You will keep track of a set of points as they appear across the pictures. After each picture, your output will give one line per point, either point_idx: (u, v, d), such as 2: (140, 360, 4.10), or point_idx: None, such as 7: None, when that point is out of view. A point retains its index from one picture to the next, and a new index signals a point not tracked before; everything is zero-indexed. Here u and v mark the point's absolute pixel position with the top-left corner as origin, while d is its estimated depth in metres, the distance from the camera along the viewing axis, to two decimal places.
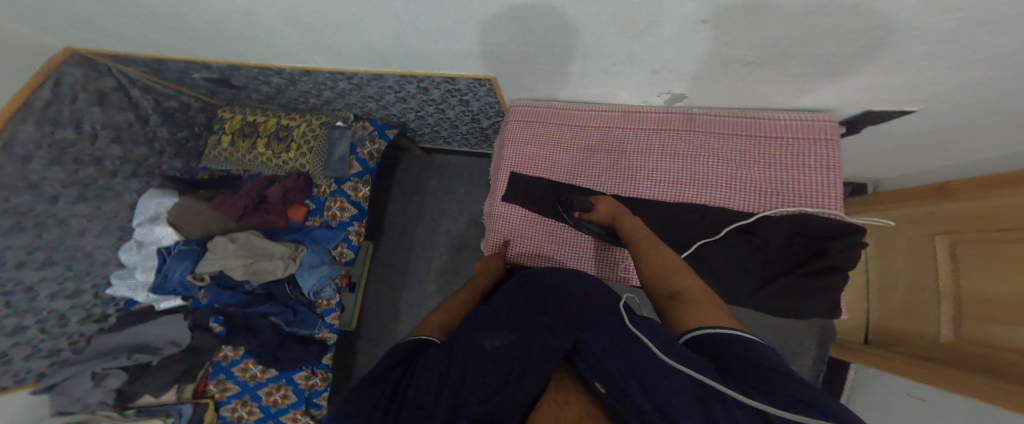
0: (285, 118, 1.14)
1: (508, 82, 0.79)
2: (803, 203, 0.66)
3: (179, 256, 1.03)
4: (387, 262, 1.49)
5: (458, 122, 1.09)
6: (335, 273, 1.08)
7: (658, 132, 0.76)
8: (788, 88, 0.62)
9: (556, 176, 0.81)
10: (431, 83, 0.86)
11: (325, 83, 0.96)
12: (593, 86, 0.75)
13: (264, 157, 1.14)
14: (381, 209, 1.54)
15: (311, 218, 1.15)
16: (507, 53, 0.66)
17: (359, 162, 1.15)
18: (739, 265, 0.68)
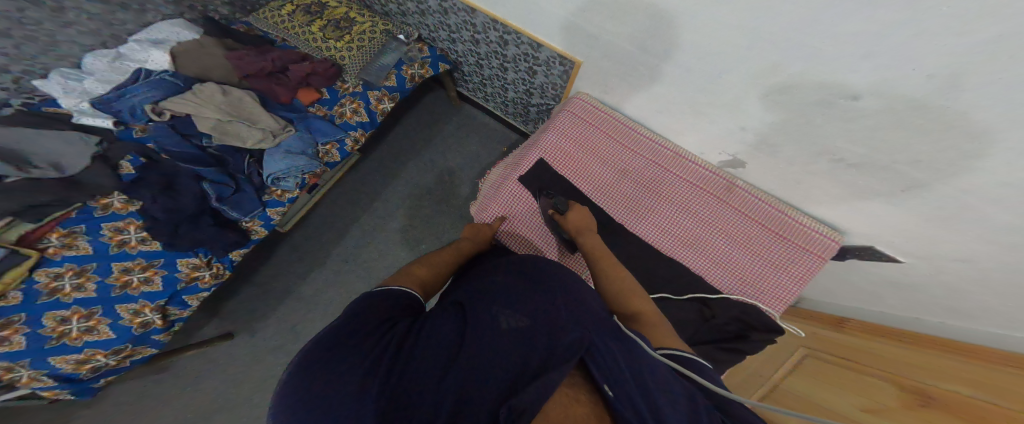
0: (356, 13, 1.13)
1: (590, 74, 0.77)
2: (769, 305, 0.67)
3: (153, 83, 0.90)
4: (358, 183, 1.36)
5: (511, 91, 1.06)
6: (308, 168, 0.95)
7: (689, 184, 0.74)
8: (832, 198, 0.63)
9: (576, 179, 0.79)
10: (514, 42, 0.84)
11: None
12: (663, 112, 0.73)
13: (309, 36, 1.08)
14: (383, 130, 1.43)
15: (317, 106, 1.03)
16: (609, 45, 0.67)
17: (397, 79, 1.08)
18: (688, 325, 0.68)
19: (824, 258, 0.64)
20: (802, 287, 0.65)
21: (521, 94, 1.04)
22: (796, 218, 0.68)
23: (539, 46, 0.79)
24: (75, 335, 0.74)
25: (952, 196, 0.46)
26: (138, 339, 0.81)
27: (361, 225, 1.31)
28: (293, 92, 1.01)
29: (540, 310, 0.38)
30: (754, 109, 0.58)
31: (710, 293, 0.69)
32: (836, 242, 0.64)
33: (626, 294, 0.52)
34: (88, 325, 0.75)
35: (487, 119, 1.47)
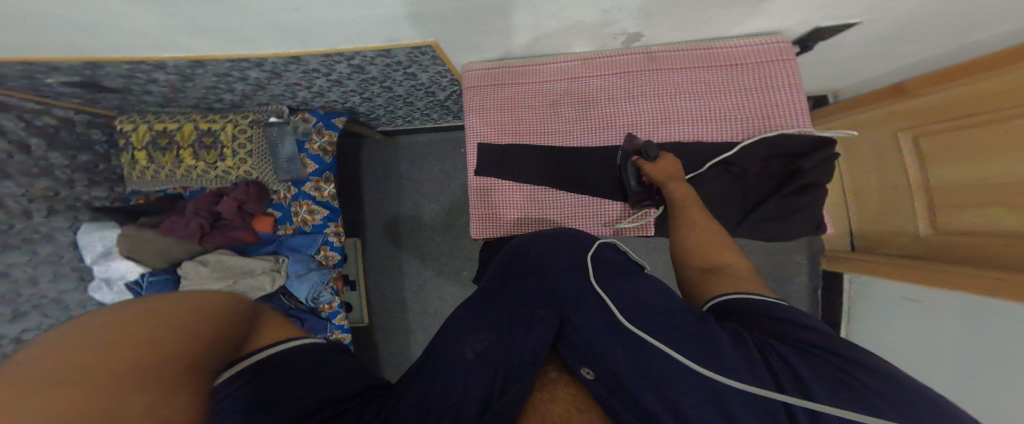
0: (203, 121, 1.02)
1: (456, 45, 0.66)
2: (793, 125, 0.71)
3: (156, 286, 0.99)
4: (376, 253, 1.49)
5: (401, 99, 0.97)
6: (326, 277, 1.13)
7: (622, 76, 0.75)
8: (738, 7, 0.58)
9: (526, 141, 0.79)
10: (362, 60, 0.66)
11: (224, 85, 0.78)
12: (546, 38, 0.70)
13: (195, 171, 1.03)
14: (356, 199, 1.49)
15: (280, 227, 1.14)
16: (441, 13, 0.52)
17: (312, 159, 1.10)
18: (719, 197, 0.74)
19: (790, 58, 0.69)
20: (793, 91, 0.70)
21: (414, 96, 0.94)
22: (731, 45, 0.71)
23: (387, 51, 0.62)
24: None
25: None
26: None
27: (409, 278, 1.46)
28: (251, 229, 1.10)
29: (511, 329, 0.45)
30: None
31: (728, 151, 0.72)
32: (787, 42, 0.68)
33: (711, 238, 0.61)
34: None
35: (425, 136, 1.46)
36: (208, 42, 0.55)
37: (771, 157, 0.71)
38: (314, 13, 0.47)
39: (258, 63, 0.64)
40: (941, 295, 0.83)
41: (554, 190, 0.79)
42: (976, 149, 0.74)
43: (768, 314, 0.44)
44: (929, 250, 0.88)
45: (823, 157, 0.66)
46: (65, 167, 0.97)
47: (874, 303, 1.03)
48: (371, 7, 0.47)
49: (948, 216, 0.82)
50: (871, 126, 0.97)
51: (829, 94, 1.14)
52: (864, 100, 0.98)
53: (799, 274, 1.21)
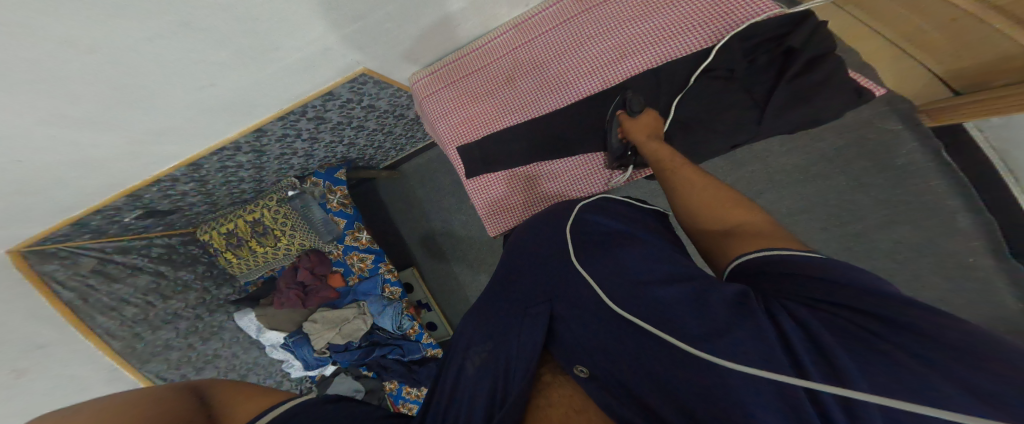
0: (249, 213, 1.14)
1: (385, 64, 0.69)
2: (757, 11, 0.64)
3: (299, 342, 1.20)
4: (434, 273, 1.56)
5: (378, 132, 1.02)
6: (400, 308, 1.25)
7: (560, 27, 0.73)
8: None
9: (495, 125, 0.77)
10: (315, 110, 0.72)
11: (232, 176, 0.87)
12: (471, 18, 0.71)
13: (269, 255, 1.17)
14: (394, 234, 1.59)
15: (349, 277, 1.27)
16: (364, 32, 0.56)
17: (340, 216, 1.20)
18: (728, 104, 0.66)
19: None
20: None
21: (387, 125, 1.00)
22: None
23: (330, 93, 0.68)
24: None
25: None
26: None
27: (468, 284, 1.52)
28: (329, 286, 1.24)
29: (507, 338, 0.45)
30: None
31: (705, 57, 0.65)
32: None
33: (723, 207, 0.49)
34: None
35: (423, 157, 1.52)
36: (183, 144, 0.63)
37: (752, 49, 0.64)
38: (266, 66, 0.52)
39: (237, 145, 0.72)
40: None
41: (547, 162, 0.77)
42: None
43: (794, 273, 0.33)
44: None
45: (813, 27, 0.60)
46: (197, 279, 1.12)
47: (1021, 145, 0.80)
48: (271, 61, 0.52)
49: None
50: None
51: None
52: None
53: (903, 142, 0.96)
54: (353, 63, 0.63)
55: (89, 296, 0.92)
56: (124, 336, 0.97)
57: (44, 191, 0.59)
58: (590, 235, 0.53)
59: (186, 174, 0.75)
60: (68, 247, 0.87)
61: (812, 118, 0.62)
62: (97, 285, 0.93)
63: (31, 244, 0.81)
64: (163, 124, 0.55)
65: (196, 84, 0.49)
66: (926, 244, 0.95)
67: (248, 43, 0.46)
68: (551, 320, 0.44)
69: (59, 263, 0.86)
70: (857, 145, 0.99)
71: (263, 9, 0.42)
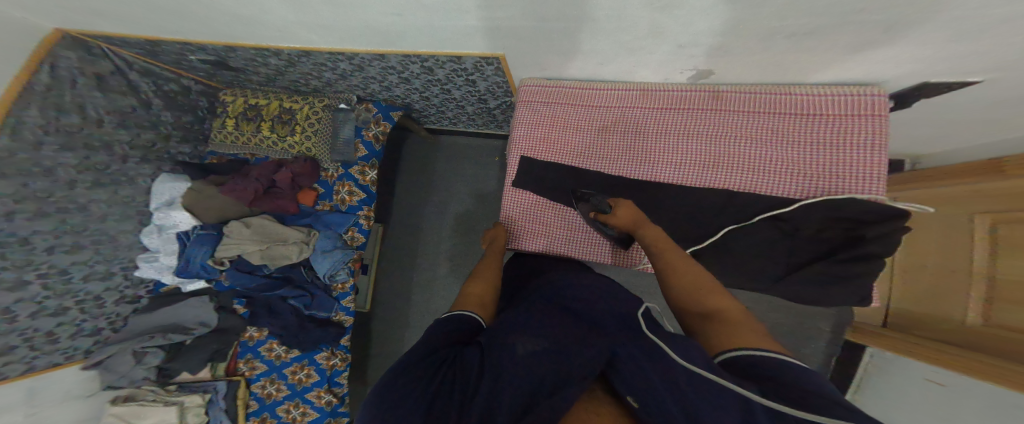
0: (288, 101, 1.09)
1: (518, 61, 0.68)
2: (866, 190, 0.63)
3: (202, 238, 1.06)
4: (397, 241, 1.54)
5: (452, 102, 1.01)
6: (348, 258, 1.16)
7: (678, 112, 0.72)
8: (826, 58, 0.58)
9: (569, 159, 0.78)
10: (433, 63, 0.71)
11: (308, 70, 0.85)
12: (601, 64, 0.70)
13: (269, 142, 1.10)
14: (391, 188, 1.55)
15: (321, 202, 1.19)
16: (516, 30, 0.55)
17: (365, 146, 1.16)
18: (769, 251, 0.68)
19: (881, 114, 0.61)
20: (872, 155, 0.63)
21: (466, 101, 0.98)
22: (801, 93, 0.66)
23: (458, 57, 0.67)
24: (298, 418, 1.13)
25: (922, 29, 0.45)
26: (334, 383, 1.17)
27: (423, 270, 1.50)
28: (296, 201, 1.14)
29: (569, 352, 0.39)
30: (686, 25, 0.51)
31: (781, 206, 0.66)
32: (884, 96, 0.60)
33: (709, 292, 0.50)
34: (300, 411, 1.13)
35: (463, 139, 1.50)
36: (293, 23, 0.61)
37: (828, 219, 0.64)
38: (410, 20, 0.54)
39: (349, 55, 0.72)
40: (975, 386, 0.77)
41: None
42: None
43: (779, 372, 0.36)
44: (969, 341, 0.85)
45: (894, 229, 0.58)
46: (170, 123, 1.09)
47: (893, 382, 1.01)
48: (447, 15, 0.52)
49: (998, 313, 0.79)
50: (945, 202, 0.96)
51: (907, 159, 1.13)
52: (945, 174, 0.97)
53: (818, 337, 1.22)
54: (499, 47, 0.63)
55: (56, 87, 0.86)
56: (19, 132, 0.81)
57: None
58: (609, 306, 0.49)
59: (291, 55, 0.77)
60: (105, 47, 0.91)
61: (815, 299, 0.65)
62: (82, 85, 0.90)
63: (82, 34, 0.84)
64: (308, 10, 0.55)
65: (385, 7, 0.50)
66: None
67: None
68: (606, 364, 0.38)
69: (80, 54, 0.87)
70: (790, 318, 1.24)
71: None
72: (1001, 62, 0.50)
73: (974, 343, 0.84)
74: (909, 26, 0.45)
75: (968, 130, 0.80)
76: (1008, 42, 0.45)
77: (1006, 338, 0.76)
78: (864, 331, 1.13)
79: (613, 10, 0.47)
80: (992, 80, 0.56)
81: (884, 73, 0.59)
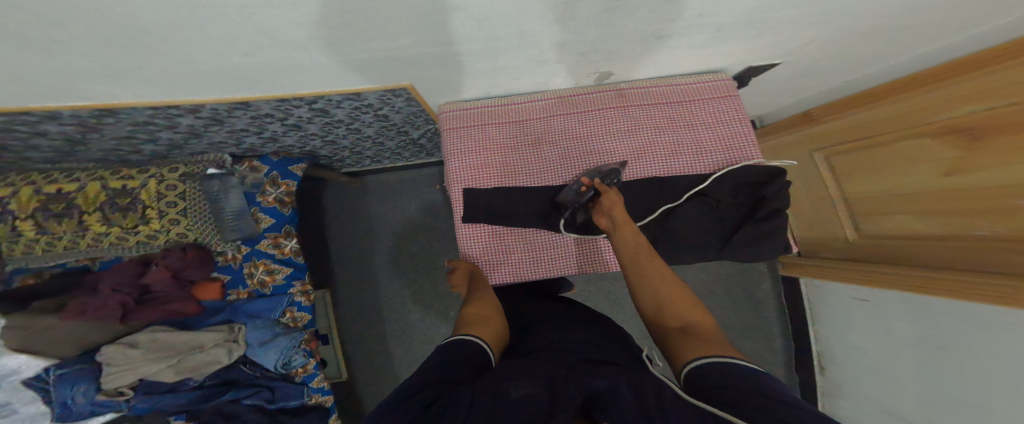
0: (116, 178, 0.87)
1: (428, 88, 0.64)
2: (751, 156, 0.72)
3: (73, 376, 0.82)
4: (352, 300, 1.37)
5: (369, 140, 0.93)
6: (296, 341, 1.02)
7: (595, 114, 0.75)
8: (693, 51, 0.65)
9: (507, 180, 0.75)
10: (326, 103, 0.64)
11: (147, 131, 0.69)
12: (510, 80, 0.69)
13: (106, 240, 0.86)
14: (327, 246, 1.38)
15: (232, 291, 1.02)
16: (423, 57, 0.52)
17: (268, 213, 1.01)
18: (706, 225, 0.69)
19: (731, 94, 0.74)
20: (750, 125, 0.73)
21: (384, 137, 0.91)
22: (680, 83, 0.75)
23: (357, 94, 0.61)
24: None
25: (753, 18, 0.53)
26: None
27: (393, 323, 1.35)
28: (192, 297, 0.97)
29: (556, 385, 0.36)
30: (573, 38, 0.53)
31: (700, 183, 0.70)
32: (729, 79, 0.74)
33: (681, 302, 0.52)
34: None
35: (396, 176, 1.40)
36: (129, 92, 0.51)
37: (737, 186, 0.70)
38: (279, 58, 0.46)
39: (195, 109, 0.60)
40: (886, 295, 0.94)
41: (549, 232, 0.74)
42: (900, 161, 0.87)
43: (741, 381, 0.35)
44: (858, 251, 1.05)
45: (780, 185, 0.66)
46: None
47: (830, 304, 1.16)
48: (330, 53, 0.47)
49: (890, 223, 0.94)
50: (796, 145, 1.18)
51: (755, 119, 1.39)
52: (791, 125, 1.18)
53: (762, 281, 1.37)
54: (403, 78, 0.59)
55: None
56: None
57: None
58: (571, 351, 0.46)
59: (147, 116, 0.62)
60: None
61: (753, 259, 0.69)
62: None
63: None
64: (181, 69, 0.46)
65: (251, 51, 0.43)
66: (758, 354, 1.34)
67: (285, 32, 0.40)
68: (587, 398, 0.35)
69: None
70: (737, 276, 1.37)
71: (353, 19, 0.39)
72: (812, 34, 0.62)
73: (879, 252, 0.98)
74: (744, 17, 0.52)
75: (796, 90, 1.01)
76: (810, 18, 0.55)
77: (912, 244, 0.89)
78: (794, 262, 1.27)
79: (500, 33, 0.47)
80: (812, 47, 0.68)
81: (736, 57, 0.70)
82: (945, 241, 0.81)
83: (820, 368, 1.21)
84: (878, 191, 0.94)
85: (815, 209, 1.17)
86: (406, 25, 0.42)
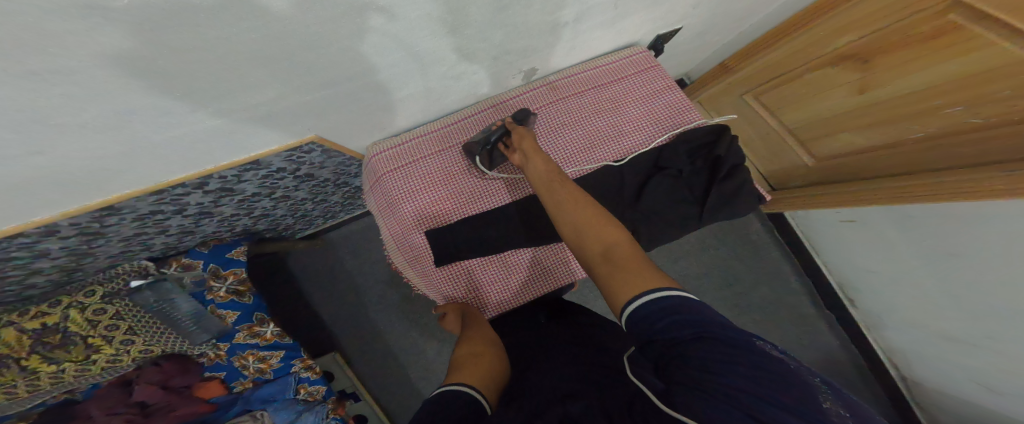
0: (31, 317, 0.70)
1: (342, 132, 0.59)
2: (693, 117, 0.70)
3: None
4: (360, 358, 1.27)
5: (308, 201, 0.86)
6: (322, 412, 0.98)
7: (535, 115, 0.70)
8: (602, 29, 0.64)
9: (466, 207, 0.67)
10: (221, 182, 0.58)
11: (23, 267, 0.58)
12: (432, 103, 0.65)
13: (65, 376, 0.73)
14: (305, 318, 1.26)
15: (237, 382, 0.96)
16: (331, 93, 0.46)
17: (228, 307, 0.91)
18: (675, 197, 0.65)
19: (655, 64, 0.74)
20: (676, 91, 0.73)
21: (320, 194, 0.84)
22: (603, 64, 0.73)
23: (256, 161, 0.55)
24: None
25: None
26: None
27: (409, 366, 1.27)
28: (199, 397, 0.90)
29: None
30: (477, 44, 0.49)
31: (653, 157, 0.67)
32: (645, 50, 0.74)
33: (597, 225, 0.48)
34: None
35: (357, 224, 1.32)
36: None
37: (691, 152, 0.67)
38: (175, 130, 0.40)
39: (51, 230, 0.50)
40: (868, 212, 0.96)
41: (529, 249, 0.67)
42: (819, 89, 0.89)
43: (696, 335, 0.30)
44: (817, 176, 1.08)
45: (730, 141, 0.65)
46: None
47: (821, 232, 1.16)
48: (207, 113, 0.40)
49: (833, 145, 0.96)
50: (724, 94, 1.20)
51: (684, 78, 1.40)
52: (713, 77, 1.20)
53: (757, 225, 1.36)
54: (303, 130, 0.53)
55: None
56: None
57: None
58: (545, 386, 0.43)
59: (33, 243, 0.52)
60: None
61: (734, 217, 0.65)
62: None
63: None
64: (60, 170, 0.38)
65: (133, 129, 0.36)
66: (782, 299, 1.30)
67: (164, 97, 0.34)
68: None
69: None
70: (728, 228, 1.35)
71: (204, 65, 0.32)
72: None
73: (834, 172, 1.02)
74: None
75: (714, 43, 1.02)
76: None
77: (860, 160, 0.92)
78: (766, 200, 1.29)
79: (400, 47, 0.42)
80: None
81: (642, 25, 0.69)
82: (889, 151, 0.84)
83: (848, 299, 1.21)
84: (813, 119, 0.96)
85: (764, 148, 1.19)
86: (308, 48, 0.36)
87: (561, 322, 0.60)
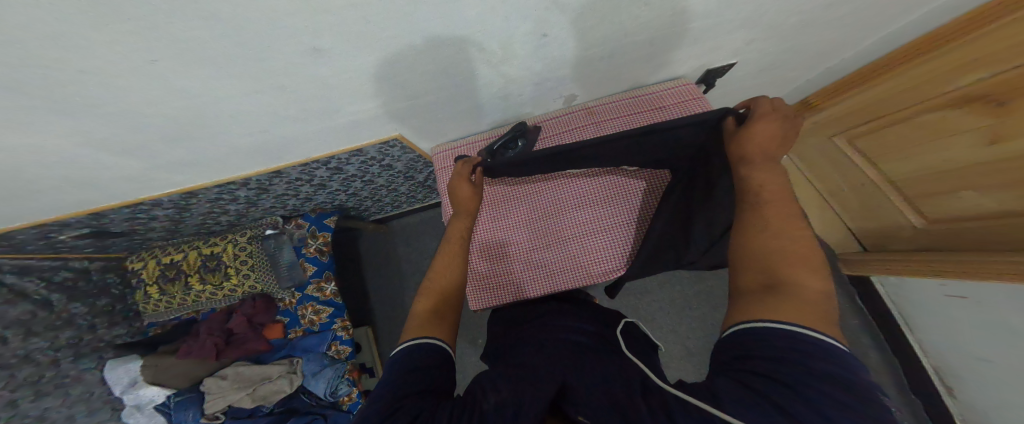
0: (204, 246, 1.06)
1: (417, 135, 0.76)
2: None
3: (185, 402, 1.03)
4: (396, 336, 1.44)
5: (382, 189, 1.06)
6: (341, 370, 1.11)
7: (573, 133, 0.80)
8: (644, 63, 0.72)
9: (499, 203, 0.78)
10: (337, 162, 0.78)
11: (217, 208, 0.88)
12: (489, 117, 0.79)
13: (207, 293, 1.05)
14: (363, 291, 1.49)
15: (291, 330, 1.16)
16: (403, 108, 0.62)
17: (312, 262, 1.13)
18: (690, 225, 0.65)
19: (699, 96, 0.78)
20: None
21: (394, 184, 1.04)
22: (644, 93, 0.81)
23: (359, 150, 0.75)
24: None
25: (674, 27, 0.60)
26: None
27: None
28: (263, 337, 1.12)
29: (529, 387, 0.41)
30: (521, 69, 0.61)
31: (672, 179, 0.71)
32: (691, 82, 0.79)
33: (792, 259, 0.39)
34: None
35: (418, 217, 1.52)
36: (185, 176, 0.66)
37: None
38: (301, 126, 0.58)
39: (247, 182, 0.76)
40: (983, 288, 0.82)
41: (537, 252, 0.75)
42: (932, 130, 0.82)
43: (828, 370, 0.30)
44: (925, 235, 0.96)
45: None
46: None
47: (920, 297, 1.01)
48: (321, 120, 0.58)
49: (948, 201, 0.87)
50: (810, 133, 1.16)
51: None
52: (791, 113, 1.18)
53: None
54: (390, 130, 0.70)
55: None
56: None
57: (28, 199, 0.58)
58: (535, 354, 0.50)
59: (219, 192, 0.78)
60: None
61: None
62: None
63: None
64: (237, 145, 0.59)
65: (283, 124, 0.56)
66: None
67: (301, 109, 0.53)
68: (559, 392, 0.41)
69: None
70: None
71: (332, 85, 0.49)
72: (740, 29, 0.67)
73: (944, 232, 0.91)
74: (675, 22, 0.58)
75: (776, 78, 1.01)
76: (727, 14, 0.60)
77: (980, 220, 0.82)
78: (850, 256, 1.17)
79: (450, 76, 0.56)
80: (754, 38, 0.72)
81: (687, 61, 0.76)
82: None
83: (947, 387, 1.01)
84: (926, 164, 0.88)
85: (852, 196, 1.12)
86: (380, 76, 0.50)
87: (561, 302, 0.68)
